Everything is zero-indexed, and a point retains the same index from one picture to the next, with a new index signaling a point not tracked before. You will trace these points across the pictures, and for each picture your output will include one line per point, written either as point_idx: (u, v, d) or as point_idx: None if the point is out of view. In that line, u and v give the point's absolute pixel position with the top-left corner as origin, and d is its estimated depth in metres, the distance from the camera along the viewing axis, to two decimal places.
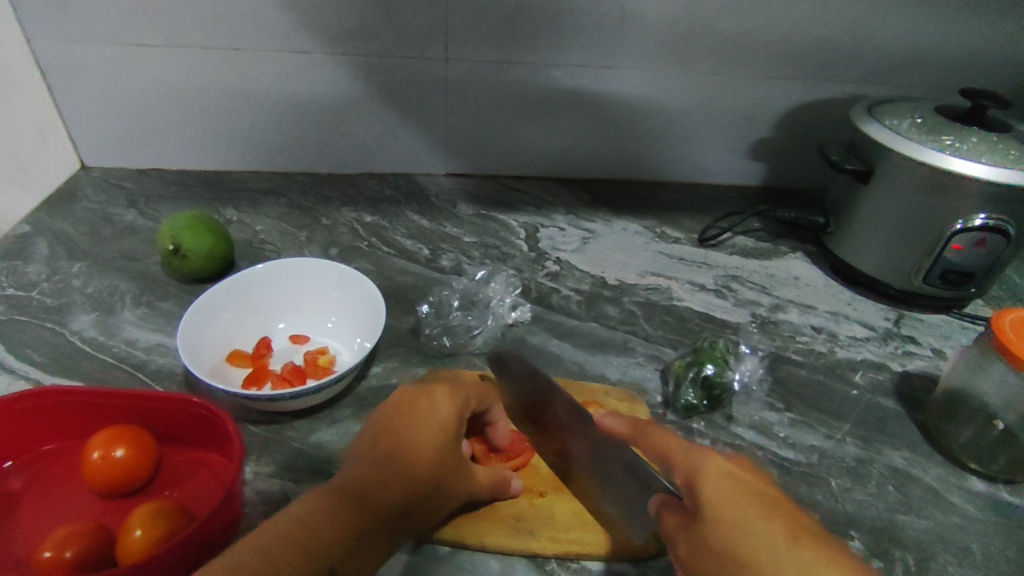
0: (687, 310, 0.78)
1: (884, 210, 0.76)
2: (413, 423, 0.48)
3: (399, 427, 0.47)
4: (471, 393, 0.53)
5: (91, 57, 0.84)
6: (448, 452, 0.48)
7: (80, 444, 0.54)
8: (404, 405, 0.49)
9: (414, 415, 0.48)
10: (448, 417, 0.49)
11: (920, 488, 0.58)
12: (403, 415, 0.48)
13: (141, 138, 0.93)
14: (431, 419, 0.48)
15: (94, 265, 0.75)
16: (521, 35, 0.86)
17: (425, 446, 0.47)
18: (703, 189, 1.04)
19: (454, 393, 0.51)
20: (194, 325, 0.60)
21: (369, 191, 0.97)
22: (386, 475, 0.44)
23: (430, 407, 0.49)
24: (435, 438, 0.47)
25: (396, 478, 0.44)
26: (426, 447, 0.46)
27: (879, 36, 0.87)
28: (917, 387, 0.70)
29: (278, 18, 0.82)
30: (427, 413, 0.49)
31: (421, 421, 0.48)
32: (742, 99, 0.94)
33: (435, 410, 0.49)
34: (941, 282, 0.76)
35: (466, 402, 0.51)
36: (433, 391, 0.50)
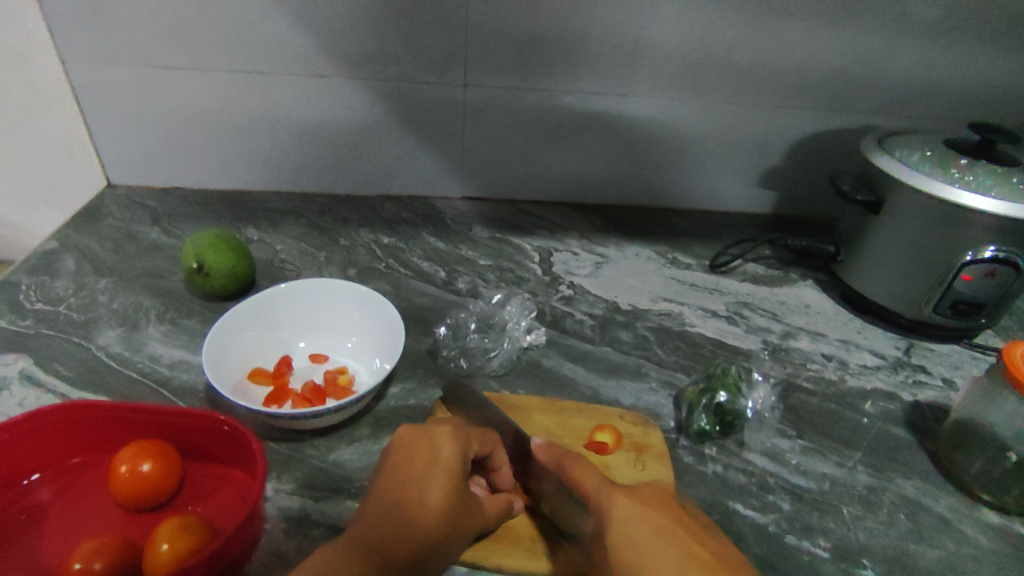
0: (699, 336, 0.79)
1: (894, 240, 0.77)
2: (421, 468, 0.48)
3: (406, 474, 0.48)
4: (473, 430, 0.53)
5: (120, 78, 0.87)
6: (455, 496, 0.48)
7: (105, 457, 0.55)
8: (410, 452, 0.49)
9: (421, 460, 0.48)
10: (454, 461, 0.49)
11: (932, 518, 0.59)
12: (407, 460, 0.48)
13: (166, 157, 0.96)
14: (438, 463, 0.48)
15: (119, 282, 0.77)
16: (538, 63, 0.89)
17: (432, 493, 0.47)
18: (714, 216, 1.06)
19: (455, 431, 0.51)
20: (219, 342, 0.61)
21: (387, 213, 0.99)
22: (396, 527, 0.45)
23: (433, 451, 0.49)
24: (442, 484, 0.48)
25: (407, 527, 0.45)
26: (435, 494, 0.47)
27: (887, 69, 0.89)
28: (928, 417, 0.70)
29: (303, 43, 0.85)
30: (434, 456, 0.49)
31: (428, 466, 0.48)
32: (753, 128, 0.96)
33: (438, 453, 0.49)
34: (951, 312, 0.77)
35: (468, 439, 0.51)
36: (436, 431, 0.50)
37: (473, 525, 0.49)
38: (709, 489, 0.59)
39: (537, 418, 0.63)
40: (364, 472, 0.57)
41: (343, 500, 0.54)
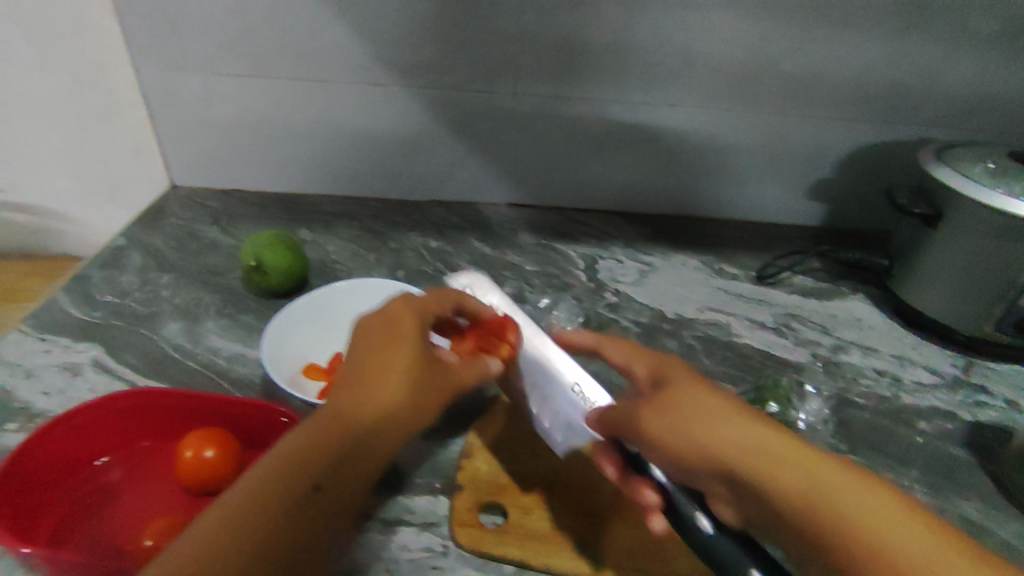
0: (747, 347, 0.78)
1: (953, 254, 0.75)
2: (381, 341, 0.49)
3: (371, 363, 0.47)
4: (428, 298, 0.54)
5: (188, 86, 0.91)
6: (416, 377, 0.48)
7: (172, 442, 0.57)
8: (371, 334, 0.50)
9: (377, 337, 0.49)
10: (408, 316, 0.51)
11: (995, 542, 0.56)
12: (374, 348, 0.48)
13: (226, 160, 1.00)
14: (393, 353, 0.48)
15: (181, 278, 0.80)
16: (588, 73, 0.89)
17: (395, 366, 0.47)
18: (762, 228, 1.05)
19: (408, 304, 0.52)
20: (276, 337, 0.63)
21: (435, 218, 1.00)
22: (358, 399, 0.45)
23: (398, 341, 0.49)
24: (408, 348, 0.48)
25: (366, 407, 0.45)
26: (394, 364, 0.47)
27: (947, 80, 0.87)
28: (989, 438, 0.68)
29: (360, 52, 0.88)
30: (393, 334, 0.49)
31: (386, 336, 0.49)
32: (805, 139, 0.95)
33: (402, 344, 0.48)
34: (1013, 329, 0.75)
35: (426, 308, 0.53)
36: (398, 316, 0.51)
37: (435, 391, 0.49)
38: None
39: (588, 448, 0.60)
40: (413, 468, 0.58)
41: (393, 494, 0.55)
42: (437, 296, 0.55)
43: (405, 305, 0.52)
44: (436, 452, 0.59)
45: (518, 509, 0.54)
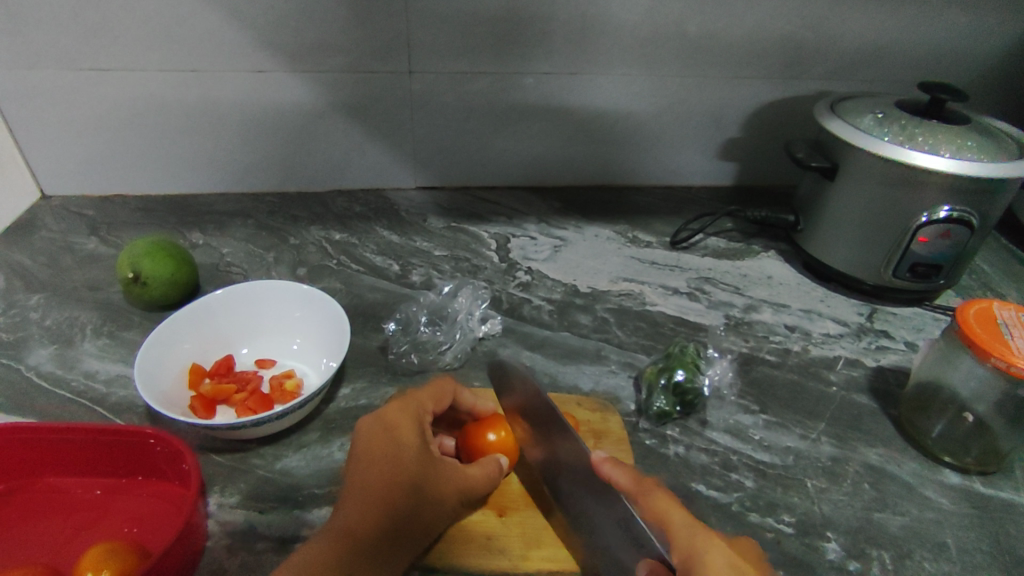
0: (660, 315, 0.77)
1: (851, 205, 0.76)
2: (382, 448, 0.48)
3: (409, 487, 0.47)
4: (426, 393, 0.53)
5: (45, 84, 0.83)
6: (386, 476, 0.46)
7: (36, 482, 0.52)
8: (370, 436, 0.48)
9: (380, 443, 0.48)
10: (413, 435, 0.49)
11: (895, 484, 0.58)
12: (388, 448, 0.48)
13: (102, 164, 0.92)
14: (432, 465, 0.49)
15: (53, 298, 0.74)
16: (485, 45, 0.86)
17: (404, 469, 0.47)
18: (676, 192, 1.04)
19: (407, 405, 0.51)
20: (152, 355, 0.58)
21: (339, 209, 0.95)
22: (377, 502, 0.45)
23: (394, 437, 0.49)
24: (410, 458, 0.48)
25: (390, 491, 0.46)
26: (402, 470, 0.47)
27: (840, 32, 0.88)
28: (891, 381, 0.70)
29: (235, 36, 0.81)
30: (399, 444, 0.48)
31: (393, 454, 0.48)
32: (709, 100, 0.94)
33: (405, 442, 0.49)
34: (910, 275, 0.77)
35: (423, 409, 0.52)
36: (388, 407, 0.51)
37: (452, 491, 0.48)
38: (669, 470, 0.58)
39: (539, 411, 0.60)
40: (313, 478, 0.54)
41: (290, 510, 0.52)
42: (433, 389, 0.54)
43: (403, 408, 0.51)
44: (337, 459, 0.56)
45: None
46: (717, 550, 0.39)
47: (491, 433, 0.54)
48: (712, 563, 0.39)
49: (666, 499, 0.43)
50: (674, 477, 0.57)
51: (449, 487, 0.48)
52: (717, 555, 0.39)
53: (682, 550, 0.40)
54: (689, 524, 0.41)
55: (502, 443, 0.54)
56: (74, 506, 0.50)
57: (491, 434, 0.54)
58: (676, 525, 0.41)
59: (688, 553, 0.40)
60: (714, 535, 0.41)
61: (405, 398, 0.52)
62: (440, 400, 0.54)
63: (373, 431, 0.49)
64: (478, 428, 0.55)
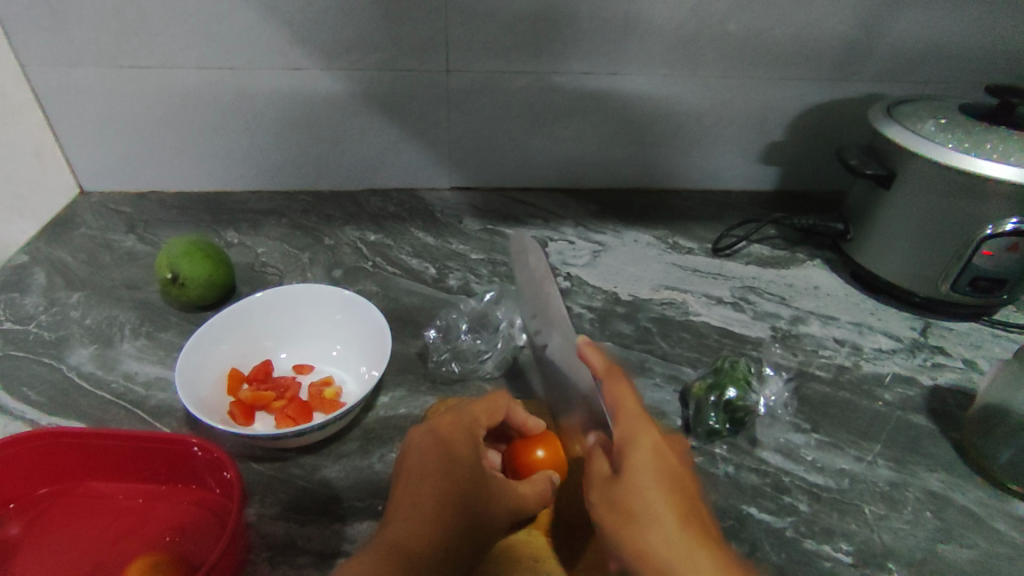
0: (704, 325, 0.75)
1: (908, 214, 0.73)
2: (433, 464, 0.47)
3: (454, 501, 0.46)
4: (479, 408, 0.52)
5: (85, 80, 0.83)
6: (436, 492, 0.46)
7: (78, 486, 0.52)
8: (422, 451, 0.48)
9: (432, 458, 0.48)
10: (464, 451, 0.49)
11: (960, 513, 0.55)
12: (437, 460, 0.48)
13: (140, 161, 0.91)
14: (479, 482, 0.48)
15: (92, 296, 0.73)
16: (524, 44, 0.84)
17: (455, 486, 0.47)
18: (716, 196, 1.01)
19: (459, 421, 0.51)
20: (192, 360, 0.57)
21: (373, 209, 0.94)
22: (428, 518, 0.45)
23: (444, 453, 0.48)
24: (462, 475, 0.47)
25: (443, 507, 0.45)
26: (455, 486, 0.46)
27: (894, 33, 0.84)
28: (950, 401, 0.67)
29: (272, 33, 0.80)
30: (451, 460, 0.48)
31: (445, 468, 0.47)
32: (754, 102, 0.91)
33: (455, 459, 0.48)
34: (970, 289, 0.73)
35: (474, 424, 0.51)
36: (439, 423, 0.50)
37: (503, 510, 0.48)
38: (720, 491, 0.56)
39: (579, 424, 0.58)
40: (353, 490, 0.53)
41: (331, 523, 0.50)
42: (486, 404, 0.53)
43: (454, 424, 0.51)
44: (377, 470, 0.55)
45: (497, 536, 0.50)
46: (648, 434, 0.44)
47: (541, 449, 0.52)
48: (642, 448, 0.43)
49: (625, 389, 0.47)
50: (725, 499, 0.55)
51: (500, 506, 0.48)
52: (646, 442, 0.44)
53: (622, 430, 0.45)
54: (635, 411, 0.45)
55: (551, 459, 0.52)
56: (117, 511, 0.50)
57: (541, 449, 0.52)
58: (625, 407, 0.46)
59: (625, 430, 0.45)
60: (653, 424, 0.45)
61: (457, 413, 0.52)
62: (493, 415, 0.53)
63: (422, 447, 0.49)
64: (526, 445, 0.53)
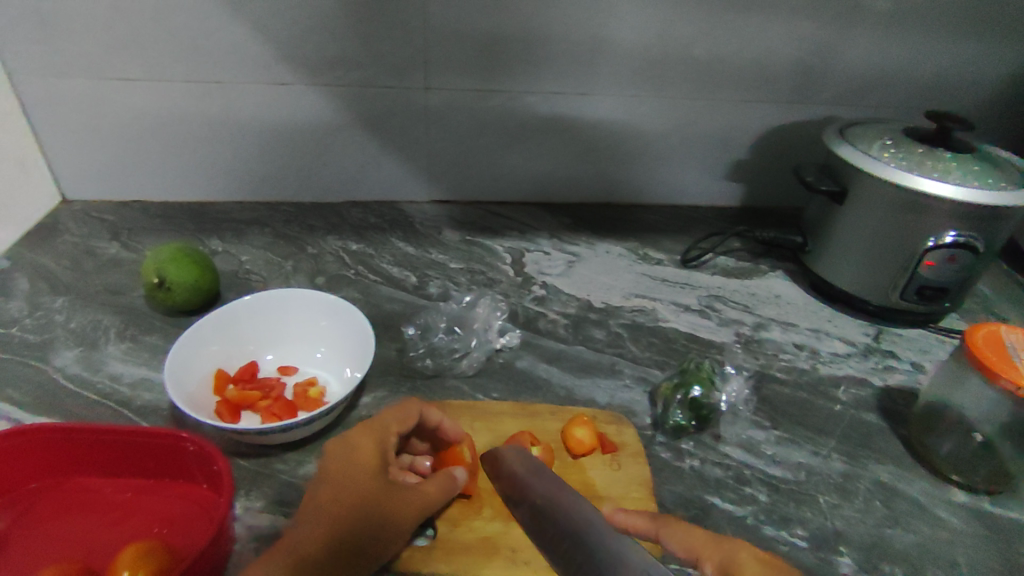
0: (673, 331, 0.79)
1: (859, 228, 0.78)
2: (339, 471, 0.49)
3: (341, 497, 0.48)
4: (391, 416, 0.53)
5: (71, 91, 0.84)
6: (333, 494, 0.48)
7: (65, 481, 0.53)
8: (331, 462, 0.50)
9: (337, 465, 0.50)
10: (369, 456, 0.50)
11: (906, 502, 0.59)
12: (341, 465, 0.50)
13: (123, 171, 0.93)
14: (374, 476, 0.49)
15: (77, 301, 0.75)
16: (500, 64, 0.88)
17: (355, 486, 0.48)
18: (684, 211, 1.06)
19: (370, 427, 0.52)
20: (180, 359, 0.59)
21: (354, 219, 0.97)
22: (329, 518, 0.46)
23: (351, 457, 0.50)
24: (364, 476, 0.49)
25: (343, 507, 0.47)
26: (361, 488, 0.48)
27: (846, 60, 0.91)
28: (898, 401, 0.71)
29: (260, 49, 0.83)
30: (353, 468, 0.49)
31: (345, 473, 0.49)
32: (719, 123, 0.96)
33: (360, 459, 0.50)
34: (917, 297, 0.79)
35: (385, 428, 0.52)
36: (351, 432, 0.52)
37: (413, 509, 0.48)
38: (686, 483, 0.59)
39: (548, 423, 0.62)
40: None
41: None
42: (400, 411, 0.53)
43: (365, 431, 0.51)
44: None
45: (446, 522, 0.53)
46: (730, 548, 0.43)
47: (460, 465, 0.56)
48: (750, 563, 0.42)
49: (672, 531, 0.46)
50: (691, 490, 0.58)
51: (407, 504, 0.48)
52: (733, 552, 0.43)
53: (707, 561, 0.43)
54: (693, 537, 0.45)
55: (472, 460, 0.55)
56: (104, 506, 0.51)
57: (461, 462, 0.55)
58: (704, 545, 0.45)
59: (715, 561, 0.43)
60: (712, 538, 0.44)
61: (372, 420, 0.53)
62: (407, 423, 0.53)
63: (328, 452, 0.51)
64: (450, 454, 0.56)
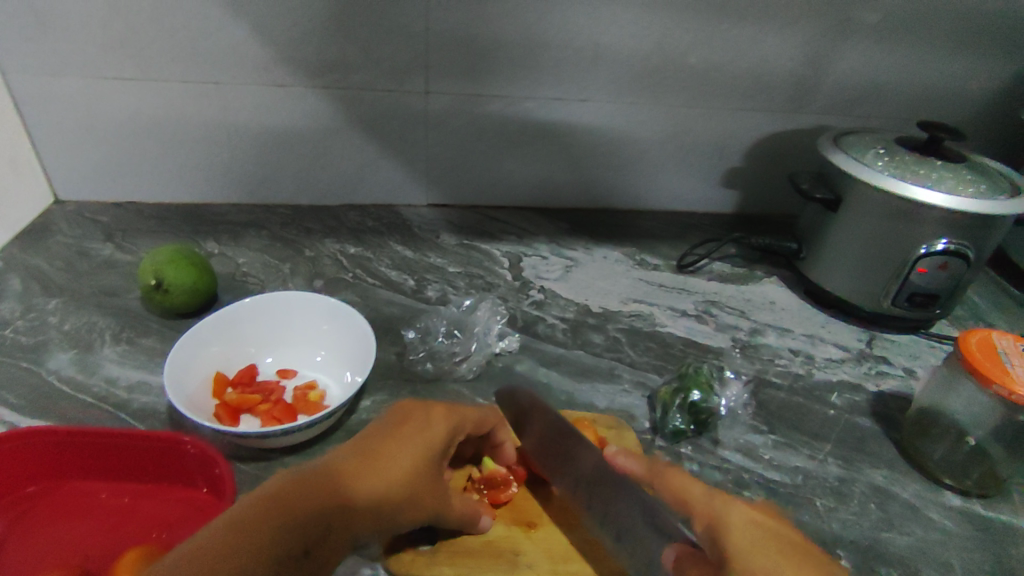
0: (670, 336, 0.80)
1: (853, 236, 0.80)
2: (411, 437, 0.46)
3: (400, 458, 0.44)
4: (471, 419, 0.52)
5: (66, 90, 0.84)
6: (400, 449, 0.45)
7: (63, 484, 0.52)
8: (405, 421, 0.47)
9: (413, 429, 0.47)
10: (444, 439, 0.48)
11: (900, 505, 0.60)
12: (411, 429, 0.47)
13: (117, 171, 0.92)
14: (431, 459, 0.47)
15: (71, 302, 0.74)
16: (498, 70, 0.88)
17: (415, 458, 0.45)
18: (679, 217, 1.07)
19: (453, 415, 0.50)
20: (180, 361, 0.59)
21: (351, 223, 0.97)
22: (374, 471, 0.43)
23: (428, 426, 0.48)
24: (426, 454, 0.46)
25: (379, 476, 0.43)
26: (421, 463, 0.45)
27: (839, 70, 0.92)
28: (891, 406, 0.72)
29: (258, 51, 0.83)
30: (425, 436, 0.47)
31: (419, 439, 0.46)
32: (714, 130, 0.97)
33: (434, 431, 0.48)
34: (908, 304, 0.80)
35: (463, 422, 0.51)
36: (436, 407, 0.50)
37: (434, 505, 0.47)
38: None
39: None
40: None
41: None
42: (478, 417, 0.54)
43: (448, 417, 0.50)
44: None
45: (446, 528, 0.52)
46: (736, 511, 0.44)
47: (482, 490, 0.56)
48: (736, 526, 0.43)
49: (678, 475, 0.48)
50: None
51: (433, 501, 0.46)
52: (736, 514, 0.44)
53: (700, 515, 0.45)
54: (707, 493, 0.46)
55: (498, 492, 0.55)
56: (103, 510, 0.51)
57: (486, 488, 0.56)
58: (693, 495, 0.46)
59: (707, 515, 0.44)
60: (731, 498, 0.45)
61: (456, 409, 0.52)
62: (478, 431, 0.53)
63: (390, 411, 0.48)
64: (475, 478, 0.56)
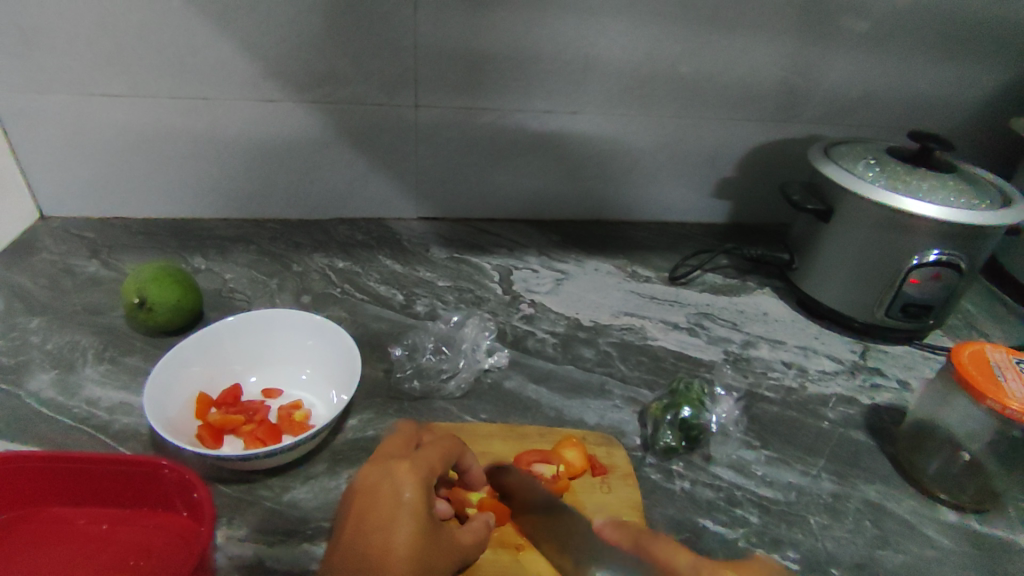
0: (661, 349, 0.79)
1: (844, 247, 0.79)
2: (382, 516, 0.45)
3: (384, 544, 0.44)
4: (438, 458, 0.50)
5: (52, 107, 0.83)
6: (377, 537, 0.44)
7: (38, 510, 0.51)
8: (375, 494, 0.46)
9: (384, 503, 0.45)
10: (417, 499, 0.46)
11: (895, 521, 0.59)
12: (379, 505, 0.45)
13: (104, 187, 0.91)
14: (416, 525, 0.45)
15: (53, 322, 0.73)
16: (488, 82, 0.88)
17: (399, 538, 0.44)
18: (671, 227, 1.06)
19: (417, 466, 0.48)
20: (160, 383, 0.58)
21: (341, 237, 0.96)
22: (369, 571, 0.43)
23: (394, 493, 0.46)
24: (408, 528, 0.44)
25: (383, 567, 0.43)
26: (405, 536, 0.44)
27: (829, 80, 0.92)
28: (885, 420, 0.72)
29: (246, 65, 0.83)
30: (394, 508, 0.45)
31: (391, 514, 0.45)
32: (706, 141, 0.97)
33: (401, 497, 0.46)
34: (902, 315, 0.79)
35: (432, 468, 0.48)
36: (397, 466, 0.47)
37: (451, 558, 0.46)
38: (676, 505, 0.58)
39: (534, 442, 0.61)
40: (321, 512, 0.54)
41: (300, 543, 0.51)
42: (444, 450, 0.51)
43: (413, 470, 0.47)
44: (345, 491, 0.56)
45: None
46: None
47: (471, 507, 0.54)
48: None
49: None
50: (682, 512, 0.58)
51: (446, 558, 0.45)
52: None
53: None
54: None
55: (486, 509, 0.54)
56: (79, 537, 0.49)
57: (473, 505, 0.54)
58: None
59: None
60: None
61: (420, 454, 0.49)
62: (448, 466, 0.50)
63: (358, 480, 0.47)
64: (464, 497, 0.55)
